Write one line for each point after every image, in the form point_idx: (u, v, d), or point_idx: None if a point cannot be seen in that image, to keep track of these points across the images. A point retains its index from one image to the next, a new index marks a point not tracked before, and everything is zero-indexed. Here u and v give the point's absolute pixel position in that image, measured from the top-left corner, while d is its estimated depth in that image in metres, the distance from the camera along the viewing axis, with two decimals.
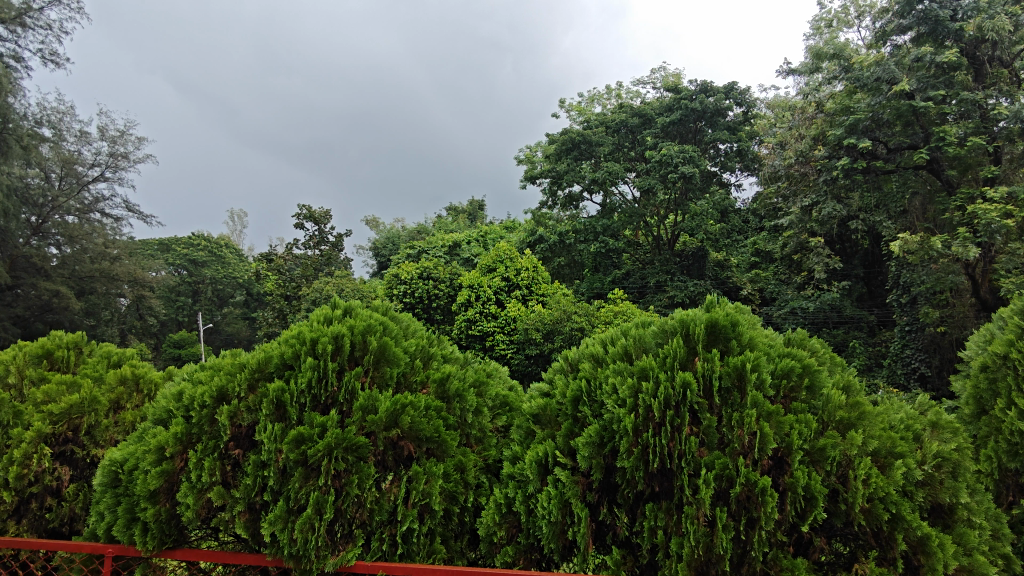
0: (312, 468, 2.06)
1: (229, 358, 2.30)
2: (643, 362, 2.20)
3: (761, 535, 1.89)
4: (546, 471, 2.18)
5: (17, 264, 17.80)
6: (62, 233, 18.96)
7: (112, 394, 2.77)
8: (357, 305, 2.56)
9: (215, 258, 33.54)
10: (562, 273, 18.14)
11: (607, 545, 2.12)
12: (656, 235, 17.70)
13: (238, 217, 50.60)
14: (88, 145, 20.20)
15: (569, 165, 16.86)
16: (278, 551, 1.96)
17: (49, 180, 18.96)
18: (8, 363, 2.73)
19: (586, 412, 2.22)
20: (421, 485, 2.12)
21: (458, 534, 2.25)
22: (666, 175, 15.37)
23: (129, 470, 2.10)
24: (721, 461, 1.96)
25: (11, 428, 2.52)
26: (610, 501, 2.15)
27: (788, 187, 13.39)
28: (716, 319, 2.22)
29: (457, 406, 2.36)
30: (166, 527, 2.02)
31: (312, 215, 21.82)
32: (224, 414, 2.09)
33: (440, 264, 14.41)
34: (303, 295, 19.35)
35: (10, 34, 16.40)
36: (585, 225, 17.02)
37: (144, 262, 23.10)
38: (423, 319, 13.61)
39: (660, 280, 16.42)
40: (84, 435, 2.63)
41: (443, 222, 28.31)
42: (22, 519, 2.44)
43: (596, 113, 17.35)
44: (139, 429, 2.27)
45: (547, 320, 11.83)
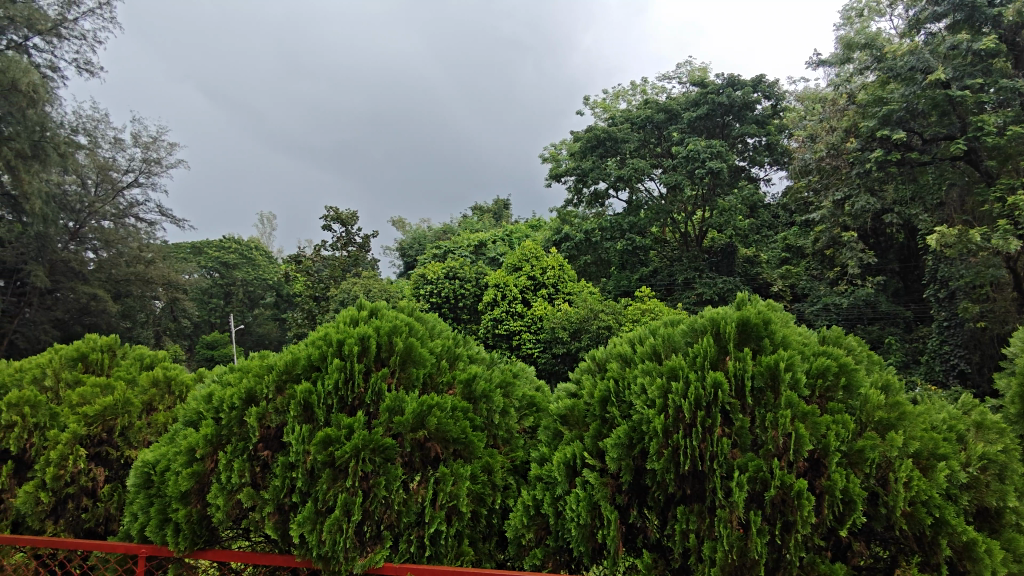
0: (339, 470, 2.07)
1: (258, 360, 2.32)
2: (673, 362, 2.16)
3: (797, 539, 1.85)
4: (574, 473, 2.16)
5: (57, 269, 18.46)
6: (98, 238, 19.61)
7: (145, 396, 2.81)
8: (383, 306, 2.57)
9: (246, 261, 34.09)
10: (589, 271, 18.27)
11: (637, 548, 2.09)
12: (683, 231, 17.58)
13: (267, 220, 51.76)
14: (122, 152, 20.81)
15: (594, 162, 16.83)
16: (307, 552, 1.97)
17: (85, 186, 19.69)
18: (44, 366, 2.79)
19: (615, 413, 2.18)
20: (448, 487, 2.12)
21: (487, 536, 2.24)
22: (694, 171, 15.24)
23: (161, 471, 2.13)
24: (754, 463, 1.92)
25: (47, 429, 2.57)
26: (640, 504, 2.12)
27: (819, 181, 13.13)
28: (747, 317, 2.17)
29: (483, 406, 2.34)
30: (197, 529, 2.05)
31: (339, 216, 22.15)
32: (253, 416, 2.11)
33: (466, 263, 14.52)
34: (331, 296, 19.63)
35: (47, 45, 16.96)
36: (611, 223, 16.96)
37: (178, 266, 23.64)
38: (450, 318, 13.79)
39: (689, 277, 16.24)
40: (118, 436, 2.68)
41: (469, 222, 28.42)
42: (59, 520, 2.49)
43: (621, 110, 17.28)
44: (170, 429, 2.31)
45: (575, 319, 11.80)
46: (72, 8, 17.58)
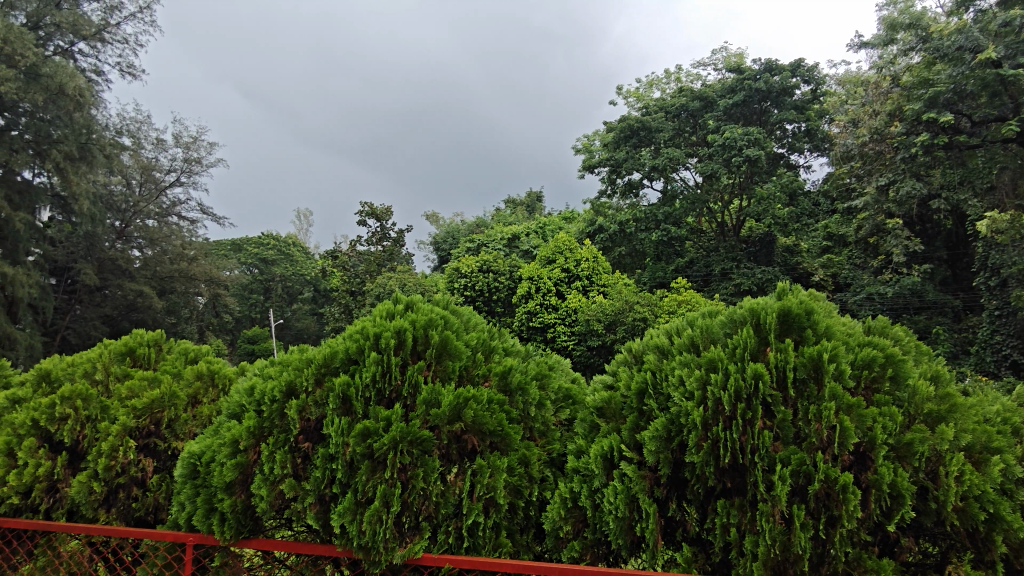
0: (378, 461, 2.10)
1: (298, 353, 2.36)
2: (711, 354, 2.13)
3: (842, 534, 1.81)
4: (611, 465, 2.14)
5: (105, 266, 19.23)
6: (143, 236, 20.33)
7: (190, 389, 2.89)
8: (418, 300, 2.59)
9: (284, 257, 34.80)
10: (623, 263, 18.15)
11: (677, 542, 2.08)
12: (720, 221, 17.33)
13: (302, 217, 52.73)
14: (164, 152, 21.42)
15: (628, 152, 16.72)
16: (348, 542, 2.01)
17: (130, 186, 20.38)
18: (94, 361, 2.89)
19: (652, 405, 2.16)
20: (485, 479, 2.13)
21: (524, 528, 2.25)
22: (730, 159, 14.99)
23: (206, 462, 2.19)
24: (797, 456, 1.88)
25: (98, 421, 2.66)
26: (679, 497, 2.11)
27: (862, 167, 12.77)
28: (789, 307, 2.13)
29: (520, 399, 2.34)
30: (241, 518, 2.10)
31: (374, 211, 22.44)
32: (293, 409, 2.16)
33: (500, 256, 14.64)
34: (367, 290, 19.95)
35: (91, 50, 17.54)
36: (646, 213, 16.81)
37: (219, 263, 24.25)
38: (485, 311, 14.00)
39: (726, 267, 16.00)
40: (165, 428, 2.75)
41: (502, 215, 28.49)
42: (111, 508, 2.58)
43: (655, 98, 17.10)
44: (215, 421, 2.37)
45: (610, 311, 11.72)
46: (114, 13, 18.13)
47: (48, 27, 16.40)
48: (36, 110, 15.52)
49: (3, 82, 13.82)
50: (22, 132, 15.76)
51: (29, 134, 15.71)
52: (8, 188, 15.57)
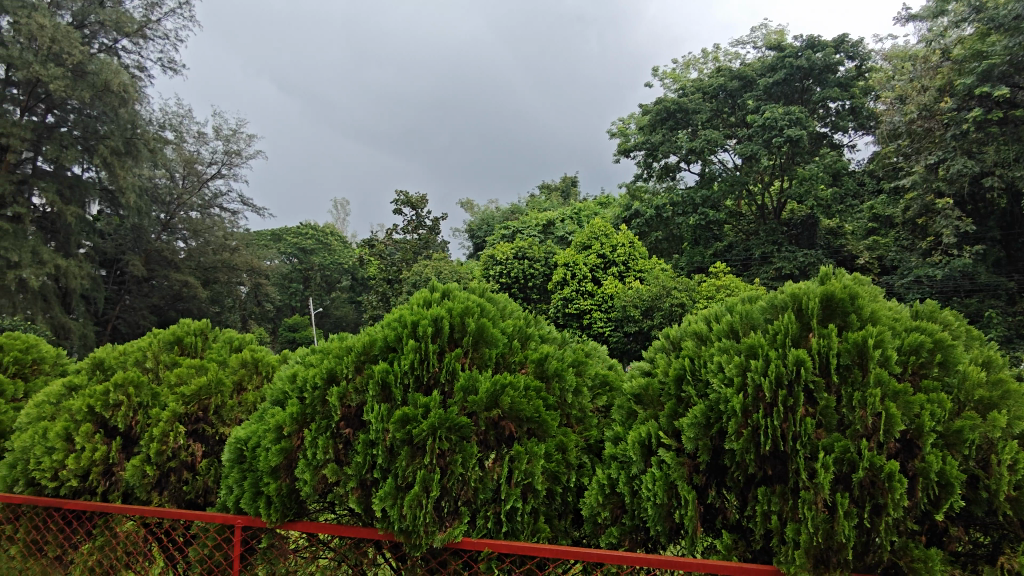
0: (418, 447, 2.13)
1: (337, 342, 2.40)
2: (751, 340, 2.09)
3: (888, 523, 1.77)
4: (649, 452, 2.14)
5: (152, 258, 20.02)
6: (187, 227, 20.97)
7: (235, 376, 2.97)
8: (454, 287, 2.60)
9: (322, 246, 35.47)
10: (660, 248, 18.01)
11: (716, 529, 2.08)
12: (760, 203, 17.03)
13: (339, 206, 53.74)
14: (206, 145, 21.94)
15: (664, 135, 16.53)
16: (389, 525, 2.05)
17: (174, 179, 20.99)
18: (145, 350, 2.99)
19: (690, 392, 2.14)
20: (523, 465, 2.14)
21: (562, 513, 2.27)
22: (771, 140, 14.69)
23: (252, 447, 2.25)
24: (840, 443, 1.84)
25: (149, 408, 2.75)
26: (718, 484, 2.09)
27: (910, 145, 12.36)
28: (832, 291, 2.07)
29: (556, 385, 2.35)
30: (286, 501, 2.16)
31: (410, 200, 22.71)
32: (335, 396, 2.20)
33: (535, 243, 14.73)
34: (404, 278, 20.23)
35: (135, 46, 18.03)
36: (683, 197, 16.62)
37: (260, 253, 24.85)
38: (520, 297, 14.18)
39: (766, 251, 15.71)
40: (213, 415, 2.84)
41: (537, 201, 28.44)
42: (163, 492, 2.68)
43: (692, 80, 16.81)
44: (260, 408, 2.43)
45: (647, 297, 11.62)
46: (155, 9, 18.57)
47: (92, 25, 16.90)
48: (84, 107, 16.21)
49: (51, 81, 14.40)
50: (71, 128, 16.43)
51: (77, 131, 16.39)
52: (59, 183, 16.29)
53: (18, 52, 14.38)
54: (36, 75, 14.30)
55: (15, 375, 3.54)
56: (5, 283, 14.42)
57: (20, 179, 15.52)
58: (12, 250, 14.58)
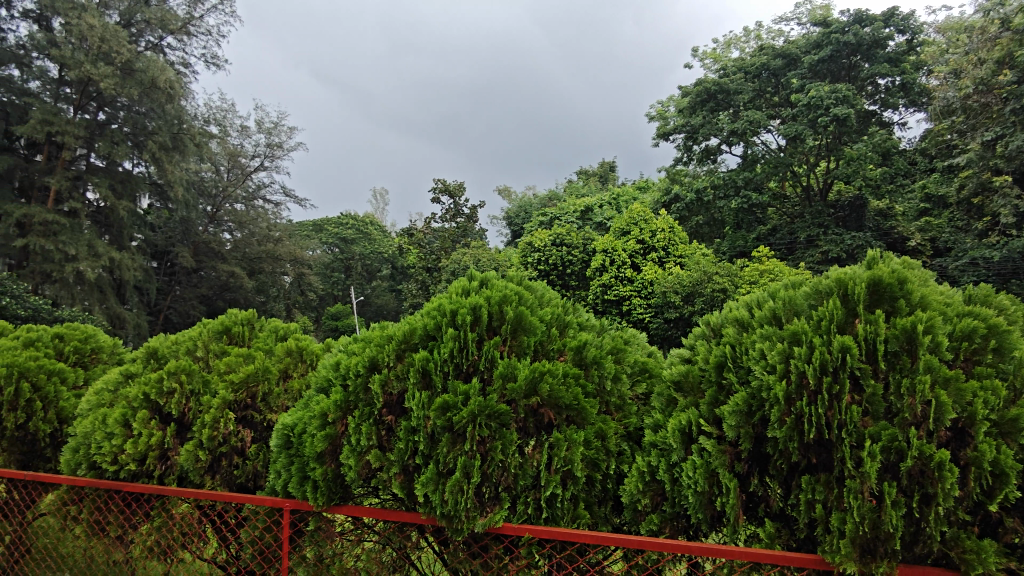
0: (458, 434, 2.16)
1: (378, 330, 2.43)
2: (795, 326, 2.05)
3: (938, 512, 1.72)
4: (690, 440, 2.12)
5: (200, 249, 20.83)
6: (232, 219, 21.58)
7: (281, 364, 3.05)
8: (492, 276, 2.60)
9: (363, 236, 36.04)
10: (701, 232, 17.75)
11: (759, 517, 2.06)
12: (805, 185, 16.58)
13: (378, 195, 54.50)
14: (249, 138, 22.44)
15: (705, 117, 16.22)
16: (430, 511, 2.08)
17: (219, 172, 21.56)
18: (195, 339, 3.09)
19: (732, 379, 2.11)
20: (562, 452, 2.15)
21: (602, 500, 2.27)
22: (816, 119, 14.26)
23: (298, 434, 2.31)
24: (888, 431, 1.80)
25: (201, 395, 2.85)
26: (761, 472, 2.07)
27: (966, 122, 11.96)
28: (879, 276, 2.01)
29: (595, 373, 2.34)
30: (332, 486, 2.21)
31: (448, 188, 22.87)
32: (376, 383, 2.24)
33: (573, 229, 14.75)
34: (443, 267, 20.43)
35: (179, 43, 18.50)
36: (725, 180, 16.32)
37: (303, 243, 25.38)
38: (559, 284, 14.19)
39: (812, 234, 15.29)
40: (261, 402, 2.92)
41: (575, 187, 28.26)
42: (216, 475, 2.78)
43: (734, 59, 16.42)
44: (305, 395, 2.49)
45: (687, 283, 11.46)
46: (198, 6, 18.98)
47: (139, 24, 17.39)
48: (133, 105, 16.72)
49: (101, 80, 14.89)
50: (122, 125, 16.96)
51: (128, 127, 16.87)
52: (111, 178, 16.86)
53: (71, 52, 14.93)
54: (87, 74, 14.82)
55: (76, 364, 3.70)
56: (64, 275, 15.10)
57: (75, 175, 16.14)
58: (70, 244, 15.26)
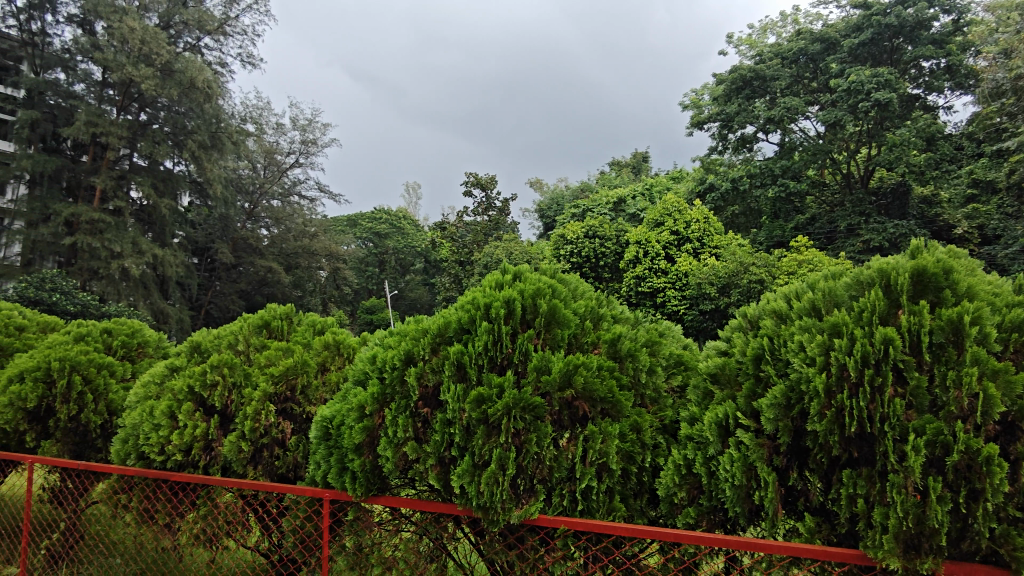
0: (493, 426, 2.17)
1: (414, 324, 2.46)
2: (835, 318, 2.00)
3: (986, 508, 1.67)
4: (727, 433, 2.10)
5: (239, 245, 21.41)
6: (269, 216, 22.03)
7: (319, 357, 3.11)
8: (525, 269, 2.60)
9: (396, 230, 36.44)
10: (737, 223, 17.47)
11: (799, 512, 2.03)
12: (846, 172, 16.16)
13: (411, 190, 55.06)
14: (284, 135, 22.80)
15: (741, 105, 15.94)
16: (466, 502, 2.10)
17: (256, 170, 21.99)
18: (236, 333, 3.17)
19: (770, 371, 2.08)
20: (598, 444, 2.15)
21: (638, 493, 2.27)
22: (857, 104, 13.85)
23: (337, 425, 2.35)
24: (933, 425, 1.75)
25: (242, 387, 2.92)
26: (801, 465, 2.03)
27: (1015, 104, 11.44)
28: (924, 266, 1.96)
29: (630, 365, 2.33)
30: (370, 477, 2.25)
31: (480, 181, 22.95)
32: (412, 376, 2.27)
33: (606, 221, 14.69)
34: (476, 260, 20.52)
35: (216, 43, 18.89)
36: (761, 168, 16.02)
37: (338, 238, 25.75)
38: (592, 277, 14.13)
39: (853, 223, 14.92)
40: (300, 394, 2.98)
41: (607, 178, 28.06)
42: (258, 465, 2.85)
43: (770, 45, 16.07)
44: (342, 388, 2.52)
45: (723, 274, 11.28)
46: (233, 6, 19.33)
47: (177, 25, 17.81)
48: (173, 104, 17.16)
49: (142, 81, 15.30)
50: (162, 125, 17.40)
51: (168, 127, 17.32)
52: (153, 177, 17.34)
53: (113, 55, 15.37)
54: (129, 76, 15.24)
55: (124, 357, 3.83)
56: (110, 271, 15.64)
57: (119, 175, 16.63)
58: (115, 242, 15.76)
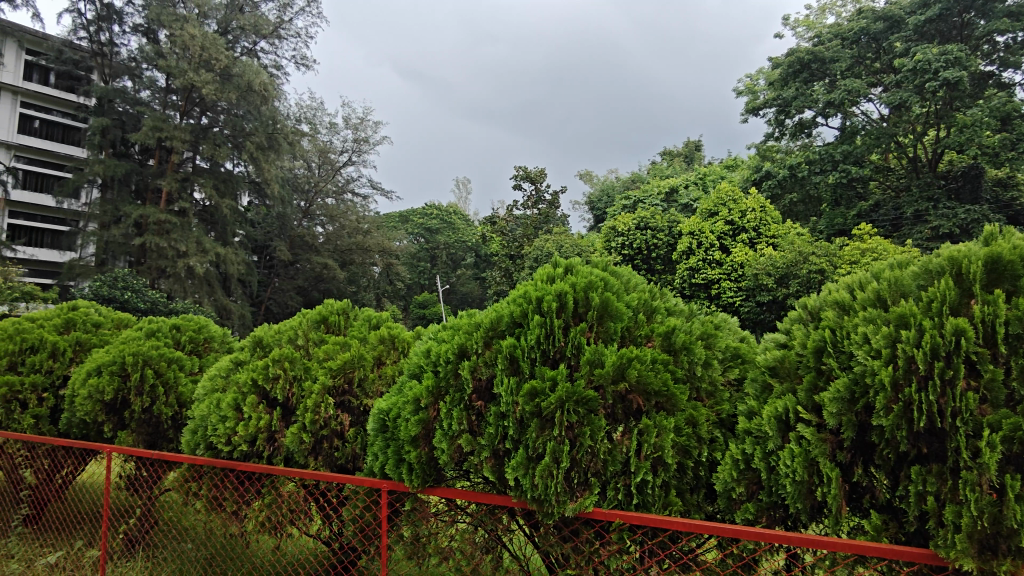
0: (546, 419, 2.17)
1: (466, 318, 2.48)
2: (902, 309, 1.92)
3: None
4: (788, 428, 2.05)
5: (296, 243, 22.14)
6: (325, 213, 22.61)
7: (375, 351, 3.17)
8: (577, 262, 2.58)
9: (446, 226, 37.15)
10: (796, 211, 16.95)
11: (864, 509, 1.98)
12: (912, 156, 15.45)
13: (460, 185, 55.65)
14: (338, 135, 23.30)
15: (798, 89, 15.45)
16: (522, 494, 2.12)
17: (311, 169, 22.58)
18: (296, 328, 3.26)
19: (832, 364, 2.02)
20: (652, 438, 2.13)
21: (695, 488, 2.24)
22: (924, 84, 13.20)
23: (393, 418, 2.40)
24: (1010, 421, 1.66)
25: (303, 381, 3.01)
26: (866, 461, 1.97)
27: None
28: (998, 253, 1.85)
29: (685, 358, 2.30)
30: (426, 469, 2.29)
31: (529, 175, 22.95)
32: (465, 369, 2.29)
33: (658, 212, 14.50)
34: (526, 254, 20.57)
35: (271, 47, 19.46)
36: (821, 154, 15.49)
37: (391, 234, 26.19)
38: (644, 269, 14.00)
39: (920, 209, 14.28)
40: (356, 387, 3.05)
41: (659, 168, 27.62)
42: (318, 456, 2.94)
43: (830, 25, 15.47)
44: (398, 381, 2.57)
45: (782, 263, 10.99)
46: (287, 10, 19.82)
47: (234, 31, 18.41)
48: (232, 108, 17.78)
49: (203, 86, 15.94)
50: (222, 128, 18.07)
51: (228, 129, 17.94)
52: (214, 178, 18.01)
53: (175, 62, 16.07)
54: (190, 81, 15.91)
55: (192, 352, 4.00)
56: (177, 270, 16.38)
57: (183, 177, 17.35)
58: (181, 241, 16.46)
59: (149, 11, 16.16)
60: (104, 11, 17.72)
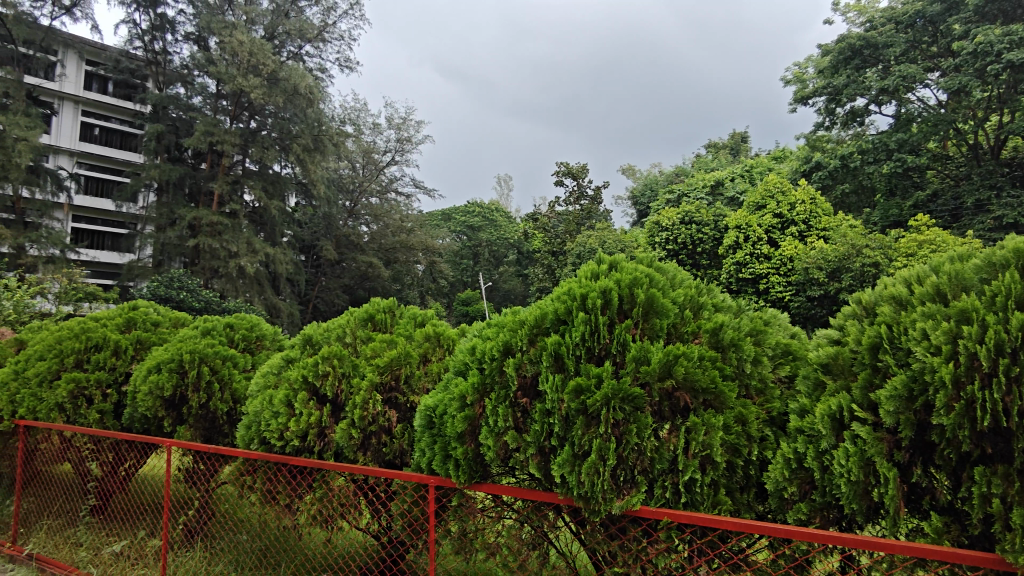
0: (592, 416, 2.16)
1: (511, 315, 2.49)
2: (963, 303, 1.84)
3: None
4: (842, 426, 2.00)
5: (342, 242, 22.57)
6: (369, 213, 22.97)
7: (420, 349, 3.21)
8: (621, 258, 2.56)
9: (489, 223, 37.28)
10: (848, 202, 16.43)
11: (923, 510, 1.91)
12: (973, 143, 14.77)
13: (502, 183, 55.89)
14: (381, 135, 23.63)
15: (849, 76, 14.99)
16: (568, 491, 2.12)
17: (355, 169, 22.97)
18: (344, 326, 3.34)
19: (888, 361, 1.95)
20: (700, 436, 2.10)
21: (745, 487, 2.20)
22: (985, 68, 12.63)
23: (439, 414, 2.43)
24: None
25: (351, 377, 3.08)
26: (926, 461, 1.90)
27: None
28: None
29: (733, 355, 2.26)
30: (472, 465, 2.31)
31: (570, 171, 22.85)
32: (510, 366, 2.31)
33: (703, 206, 14.29)
34: (569, 250, 20.53)
35: (316, 50, 19.86)
36: (875, 143, 14.98)
37: (434, 232, 26.45)
38: (689, 264, 13.81)
39: (981, 198, 13.66)
40: (404, 384, 3.10)
41: (703, 161, 27.12)
42: (367, 451, 3.01)
43: (883, 9, 14.92)
44: (444, 378, 2.59)
45: (833, 256, 10.68)
46: (330, 13, 20.18)
47: (280, 36, 18.87)
48: (278, 111, 18.23)
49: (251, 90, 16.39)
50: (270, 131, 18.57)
51: (275, 132, 18.41)
52: (263, 180, 18.50)
53: (225, 68, 16.59)
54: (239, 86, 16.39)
55: (245, 349, 4.13)
56: (229, 270, 16.91)
57: (233, 179, 17.89)
58: (232, 242, 16.99)
59: (200, 19, 16.74)
60: (157, 21, 18.38)
